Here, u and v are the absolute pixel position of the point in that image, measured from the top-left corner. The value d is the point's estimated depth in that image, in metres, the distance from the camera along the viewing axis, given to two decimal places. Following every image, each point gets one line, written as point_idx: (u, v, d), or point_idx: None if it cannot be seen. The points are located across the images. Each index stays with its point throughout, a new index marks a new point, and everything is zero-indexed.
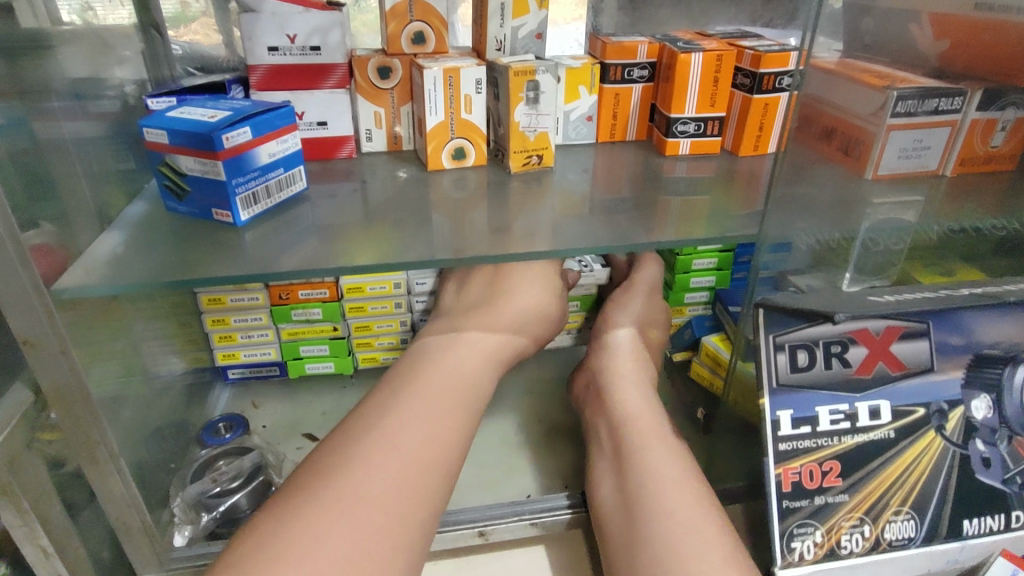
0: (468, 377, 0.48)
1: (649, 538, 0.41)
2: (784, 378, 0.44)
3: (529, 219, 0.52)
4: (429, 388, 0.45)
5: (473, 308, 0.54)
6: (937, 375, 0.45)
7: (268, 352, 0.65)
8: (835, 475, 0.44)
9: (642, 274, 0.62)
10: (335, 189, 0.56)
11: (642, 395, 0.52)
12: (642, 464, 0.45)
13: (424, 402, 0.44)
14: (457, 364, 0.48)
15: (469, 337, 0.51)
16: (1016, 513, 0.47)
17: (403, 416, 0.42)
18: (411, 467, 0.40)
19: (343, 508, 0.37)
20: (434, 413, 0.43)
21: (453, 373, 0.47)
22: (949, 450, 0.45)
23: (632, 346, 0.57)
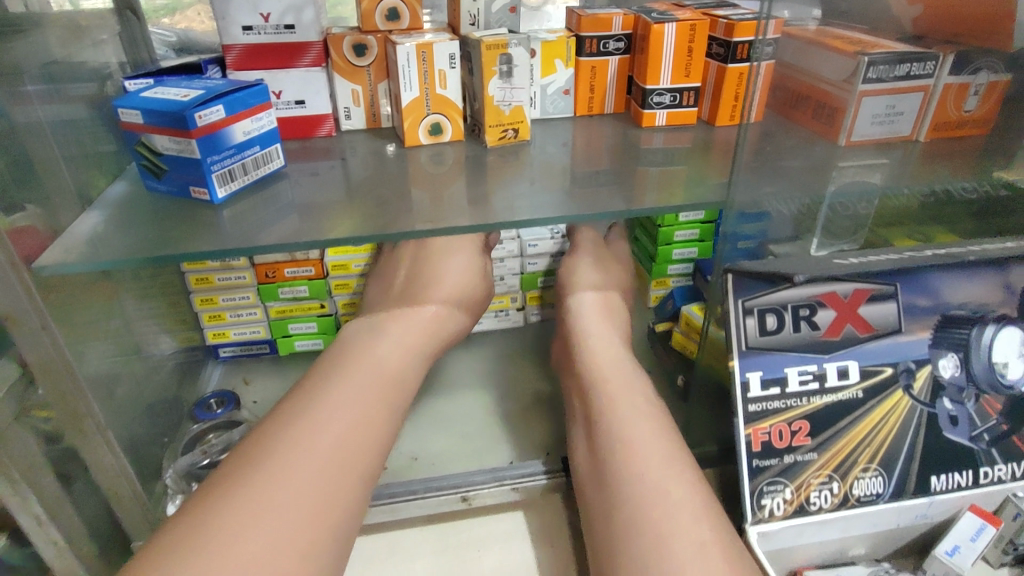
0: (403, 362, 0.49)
1: (625, 500, 0.42)
2: (754, 341, 0.44)
3: (505, 190, 0.53)
4: (360, 375, 0.46)
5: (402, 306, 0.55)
6: (904, 337, 0.46)
7: (257, 331, 0.67)
8: (804, 434, 0.45)
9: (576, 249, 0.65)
10: (316, 166, 0.57)
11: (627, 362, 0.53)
12: (618, 429, 0.46)
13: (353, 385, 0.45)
14: (387, 349, 0.49)
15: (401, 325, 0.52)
16: (984, 469, 0.47)
17: (334, 400, 0.43)
18: (338, 450, 0.41)
19: (275, 491, 0.37)
20: (365, 395, 0.44)
21: (383, 358, 0.48)
22: (916, 408, 0.46)
23: (600, 318, 0.57)
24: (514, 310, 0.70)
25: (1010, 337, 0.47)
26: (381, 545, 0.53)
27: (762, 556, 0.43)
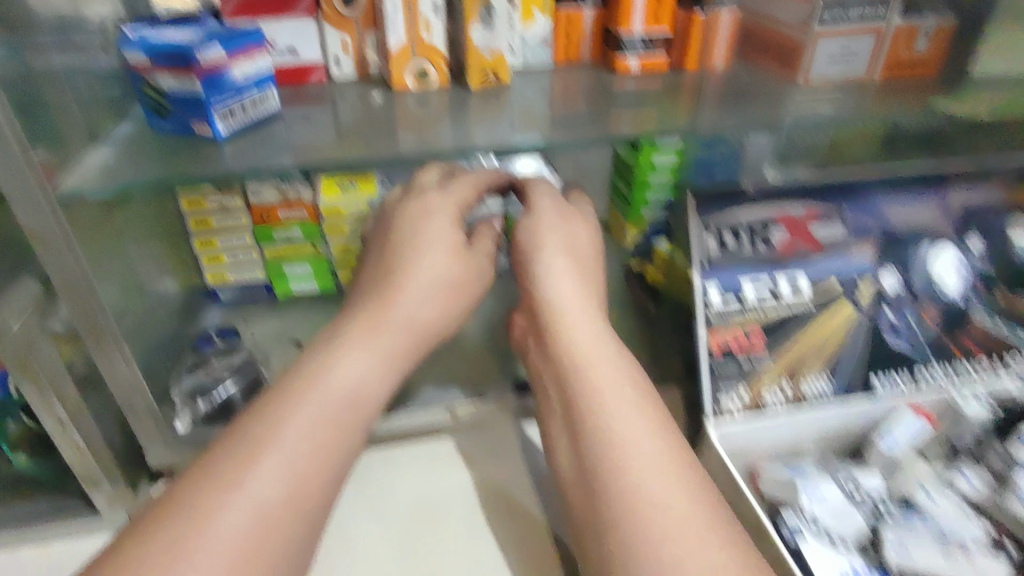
0: (383, 358, 0.44)
1: (610, 499, 0.38)
2: (714, 257, 0.49)
3: (487, 129, 0.58)
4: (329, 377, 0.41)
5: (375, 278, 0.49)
6: (852, 254, 0.50)
7: (254, 272, 0.72)
8: (760, 341, 0.50)
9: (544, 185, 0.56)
10: (310, 111, 0.60)
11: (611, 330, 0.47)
12: (602, 424, 0.41)
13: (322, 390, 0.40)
14: (357, 336, 0.44)
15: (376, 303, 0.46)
16: (921, 373, 0.52)
17: (302, 406, 0.39)
18: (287, 472, 0.36)
19: (211, 514, 0.33)
20: (334, 399, 0.40)
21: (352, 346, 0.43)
22: (861, 318, 0.51)
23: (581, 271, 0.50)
24: None
25: (947, 254, 0.52)
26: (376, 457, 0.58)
27: (721, 450, 0.48)
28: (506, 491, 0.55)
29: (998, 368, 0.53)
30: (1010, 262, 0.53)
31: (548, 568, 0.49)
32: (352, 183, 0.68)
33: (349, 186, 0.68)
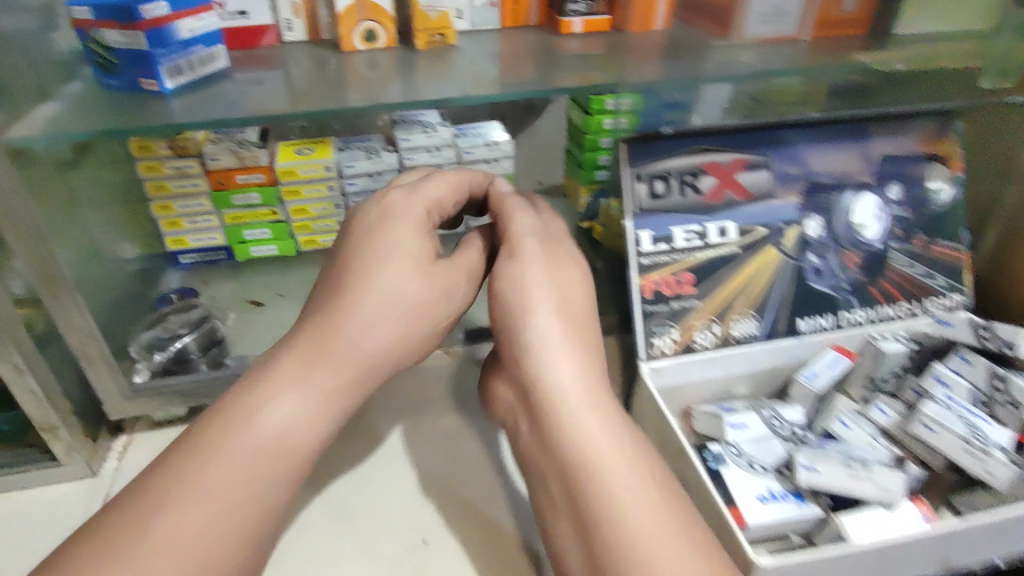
0: (326, 393, 0.41)
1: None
2: (645, 204, 0.51)
3: (435, 88, 0.59)
4: (263, 421, 0.38)
5: (324, 292, 0.46)
6: (777, 200, 0.53)
7: (214, 237, 0.73)
8: (690, 284, 0.52)
9: (511, 202, 0.53)
10: (262, 77, 0.61)
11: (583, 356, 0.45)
12: (613, 496, 0.38)
13: (248, 436, 0.37)
14: (297, 366, 0.41)
15: (322, 324, 0.43)
16: (843, 314, 0.55)
17: (220, 460, 0.36)
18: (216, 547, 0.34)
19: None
20: (271, 444, 0.38)
21: (290, 378, 0.40)
22: (786, 262, 0.53)
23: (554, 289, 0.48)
24: None
25: (868, 201, 0.55)
26: None
27: (651, 386, 0.51)
28: (455, 435, 0.58)
29: (914, 308, 0.56)
30: (925, 207, 0.56)
31: (491, 500, 0.52)
32: (308, 148, 0.71)
33: (306, 151, 0.71)
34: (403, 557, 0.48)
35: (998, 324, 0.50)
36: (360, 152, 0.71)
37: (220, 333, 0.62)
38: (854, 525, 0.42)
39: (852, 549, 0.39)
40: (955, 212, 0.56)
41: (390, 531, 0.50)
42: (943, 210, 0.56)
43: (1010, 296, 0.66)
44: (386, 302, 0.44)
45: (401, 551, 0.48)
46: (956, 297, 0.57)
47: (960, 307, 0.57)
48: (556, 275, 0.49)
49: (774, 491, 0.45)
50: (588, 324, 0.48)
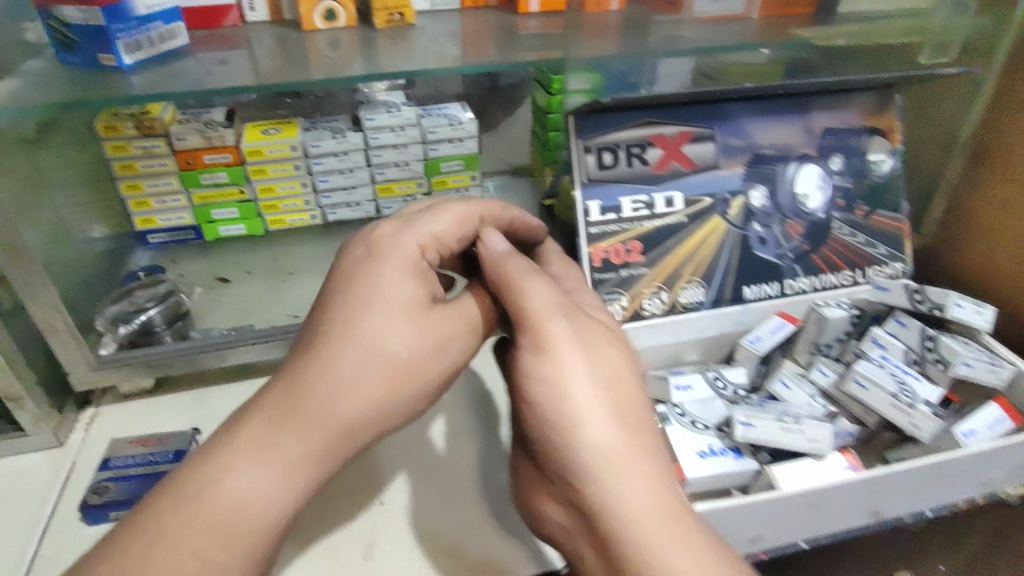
0: (289, 464, 0.35)
1: None
2: (593, 175, 0.53)
3: (398, 66, 0.60)
4: (220, 499, 0.33)
5: (298, 340, 0.39)
6: (722, 171, 0.55)
7: (182, 217, 0.74)
8: (637, 252, 0.54)
9: (516, 262, 0.42)
10: (227, 56, 0.62)
11: (608, 417, 0.35)
12: None
13: (199, 517, 0.32)
14: (257, 435, 0.35)
15: (292, 380, 0.36)
16: (788, 282, 0.57)
17: (159, 548, 0.32)
18: None
19: None
20: (224, 521, 0.33)
21: (250, 442, 0.35)
22: (731, 231, 0.55)
23: (582, 350, 0.37)
24: (421, 195, 0.80)
25: (810, 172, 0.57)
26: None
27: None
28: None
29: (856, 277, 0.59)
30: (866, 179, 0.58)
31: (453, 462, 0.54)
32: (275, 129, 0.72)
33: (272, 131, 0.72)
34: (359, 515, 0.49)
35: (930, 288, 0.53)
36: (326, 132, 0.72)
37: (185, 308, 0.64)
38: (783, 473, 0.44)
39: (779, 496, 0.42)
40: (896, 184, 0.59)
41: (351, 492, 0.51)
42: (883, 181, 0.59)
43: (950, 264, 0.70)
44: (364, 359, 0.37)
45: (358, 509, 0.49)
46: (897, 266, 0.59)
47: (900, 275, 0.59)
48: (587, 347, 0.38)
49: (713, 447, 0.47)
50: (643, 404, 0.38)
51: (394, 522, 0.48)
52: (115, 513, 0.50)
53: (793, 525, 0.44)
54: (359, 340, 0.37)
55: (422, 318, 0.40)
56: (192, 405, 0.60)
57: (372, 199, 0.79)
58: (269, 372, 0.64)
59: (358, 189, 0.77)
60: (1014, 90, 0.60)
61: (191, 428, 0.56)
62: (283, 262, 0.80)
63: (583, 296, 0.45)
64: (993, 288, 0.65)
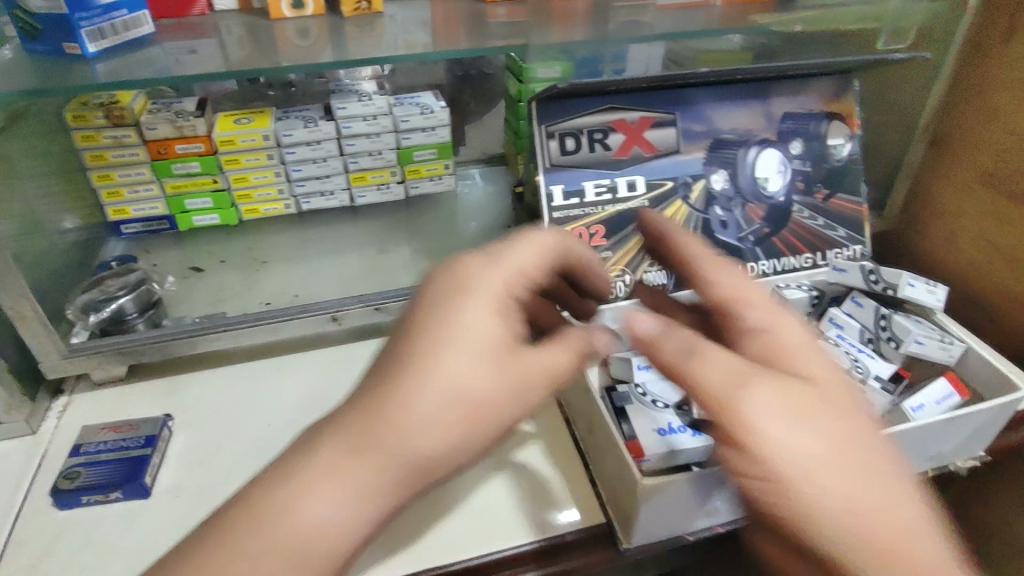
0: (366, 492, 0.32)
1: None
2: (556, 160, 0.54)
3: (368, 53, 0.61)
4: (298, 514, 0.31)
5: (381, 359, 0.35)
6: (683, 156, 0.56)
7: (155, 207, 0.74)
8: (601, 236, 0.55)
9: (679, 338, 0.34)
10: (196, 45, 0.62)
11: (823, 484, 0.31)
12: None
13: (271, 536, 0.30)
14: (335, 459, 0.32)
15: (369, 405, 0.33)
16: (750, 265, 0.59)
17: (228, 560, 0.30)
18: None
19: None
20: (296, 543, 0.30)
21: (327, 464, 0.32)
22: (693, 214, 0.57)
23: (788, 410, 0.32)
24: (395, 184, 0.81)
25: (770, 156, 0.58)
26: (268, 365, 0.63)
27: None
28: None
29: (816, 259, 0.60)
30: (825, 163, 0.59)
31: None
32: (247, 119, 0.73)
33: (244, 121, 0.72)
34: None
35: (883, 268, 0.54)
36: (298, 122, 0.73)
37: (157, 295, 0.64)
38: None
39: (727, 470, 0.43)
40: (855, 168, 0.60)
41: None
42: (842, 166, 0.60)
43: (908, 244, 0.72)
44: (447, 396, 0.33)
45: None
46: (857, 249, 0.61)
47: (860, 257, 0.61)
48: (804, 409, 0.32)
49: (671, 424, 0.48)
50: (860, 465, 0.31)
51: None
52: (87, 498, 0.50)
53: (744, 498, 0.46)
54: (440, 373, 0.33)
55: (514, 366, 0.35)
56: (165, 391, 0.60)
57: (346, 188, 0.79)
58: (242, 360, 0.64)
59: (331, 178, 0.77)
60: (967, 76, 0.62)
61: (163, 414, 0.57)
62: (257, 251, 0.81)
63: (753, 313, 0.38)
64: (943, 267, 0.67)
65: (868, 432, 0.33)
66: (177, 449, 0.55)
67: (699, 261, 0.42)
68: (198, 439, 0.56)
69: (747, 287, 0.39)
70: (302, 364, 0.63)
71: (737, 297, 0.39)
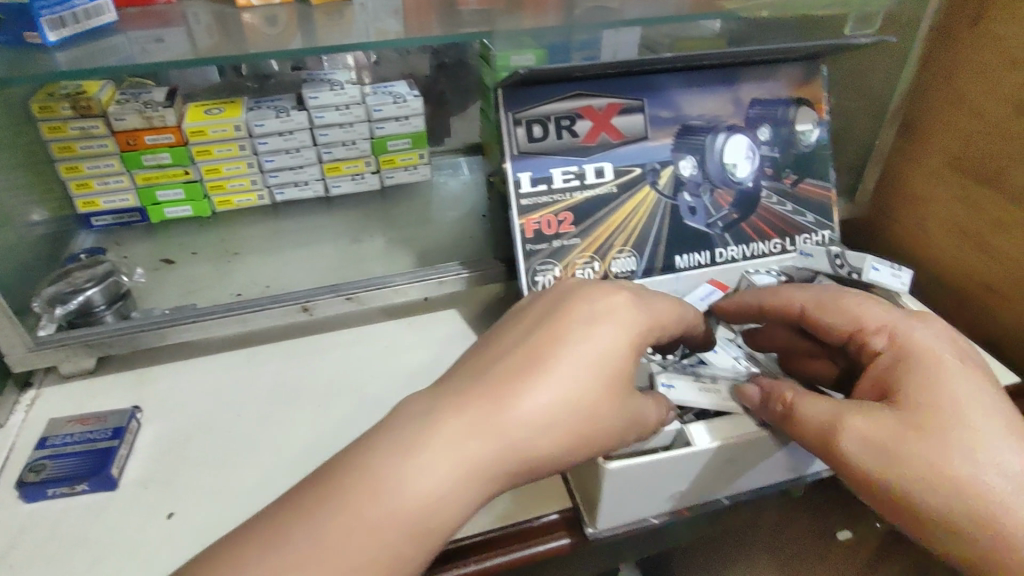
0: (479, 460, 0.33)
1: None
2: (523, 147, 0.53)
3: (340, 40, 0.60)
4: (390, 485, 0.32)
5: (502, 356, 0.37)
6: (651, 143, 0.56)
7: (126, 198, 0.74)
8: (569, 223, 0.55)
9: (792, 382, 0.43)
10: (163, 35, 0.61)
11: (945, 478, 0.35)
12: None
13: (395, 472, 0.32)
14: (462, 422, 0.34)
15: (496, 384, 0.35)
16: (718, 251, 0.59)
17: (361, 480, 0.32)
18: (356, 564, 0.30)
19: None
20: (398, 516, 0.31)
21: (455, 424, 0.34)
22: (661, 201, 0.57)
23: (901, 427, 0.36)
24: (370, 174, 0.81)
25: (738, 142, 0.58)
26: (239, 356, 0.63)
27: None
28: (358, 374, 0.61)
29: (785, 245, 0.60)
30: (793, 149, 0.60)
31: None
32: (218, 109, 0.72)
33: (215, 111, 0.72)
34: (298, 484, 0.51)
35: (848, 253, 0.54)
36: (270, 112, 0.72)
37: (127, 288, 0.64)
38: (700, 432, 0.45)
39: (695, 448, 0.44)
40: (822, 154, 0.61)
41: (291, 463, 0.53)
42: (810, 151, 0.60)
43: (881, 227, 0.72)
44: (567, 400, 0.36)
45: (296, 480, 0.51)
46: (825, 234, 0.61)
47: (828, 243, 0.61)
48: (917, 420, 0.36)
49: None
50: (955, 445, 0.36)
51: None
52: (54, 490, 0.50)
53: (708, 478, 0.47)
54: (565, 374, 0.36)
55: (624, 391, 0.38)
56: (136, 383, 0.60)
57: (320, 178, 0.79)
58: (213, 351, 0.64)
59: (305, 168, 0.77)
60: (939, 56, 0.61)
61: (133, 406, 0.57)
62: (229, 243, 0.77)
63: (876, 340, 0.42)
64: (914, 249, 0.68)
65: (995, 424, 0.36)
66: (147, 440, 0.55)
67: (818, 296, 0.46)
68: (167, 430, 0.56)
69: (860, 311, 0.43)
70: (276, 355, 0.63)
71: (854, 327, 0.43)
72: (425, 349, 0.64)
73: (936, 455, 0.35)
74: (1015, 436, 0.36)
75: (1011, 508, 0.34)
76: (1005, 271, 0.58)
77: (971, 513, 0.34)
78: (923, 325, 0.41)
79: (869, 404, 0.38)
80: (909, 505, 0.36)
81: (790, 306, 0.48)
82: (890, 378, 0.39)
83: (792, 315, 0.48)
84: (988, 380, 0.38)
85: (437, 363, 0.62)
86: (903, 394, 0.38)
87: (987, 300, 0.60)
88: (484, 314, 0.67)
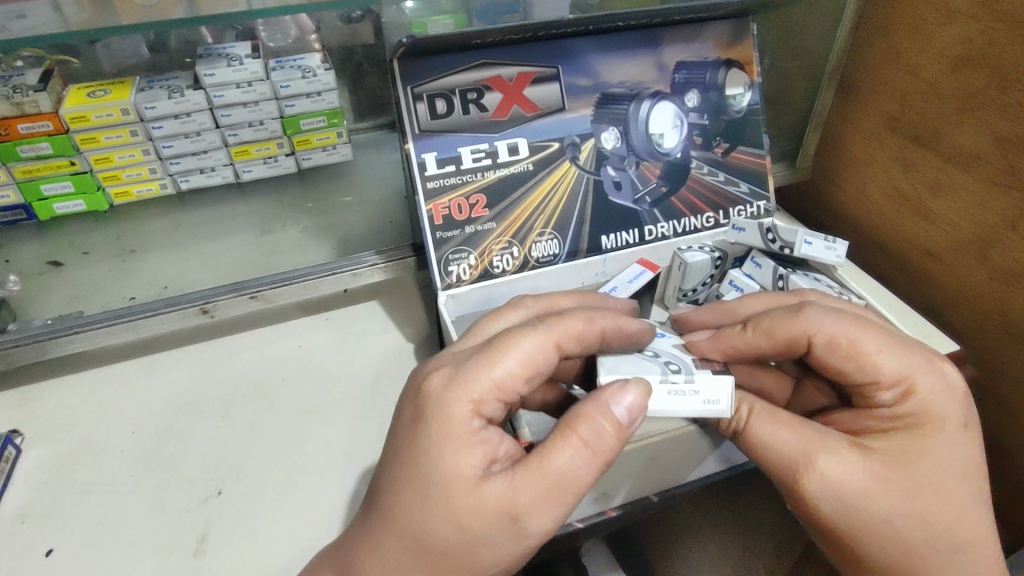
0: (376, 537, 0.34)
1: None
2: (426, 125, 0.48)
3: (227, 6, 0.52)
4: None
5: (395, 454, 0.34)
6: (568, 114, 0.52)
7: (6, 196, 0.66)
8: (482, 206, 0.50)
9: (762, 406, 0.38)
10: (26, 9, 0.53)
11: (906, 511, 0.35)
12: None
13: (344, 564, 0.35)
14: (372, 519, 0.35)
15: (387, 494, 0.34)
16: (648, 228, 0.55)
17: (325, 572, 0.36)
18: None
19: None
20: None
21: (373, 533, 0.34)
22: (583, 177, 0.53)
23: (873, 479, 0.35)
24: (283, 156, 0.74)
25: (664, 110, 0.54)
26: (137, 366, 0.58)
27: (446, 313, 0.50)
28: (263, 372, 0.57)
29: (717, 218, 0.57)
30: (723, 115, 0.56)
31: (299, 440, 0.51)
32: (103, 91, 0.64)
33: (100, 94, 0.63)
34: (192, 507, 0.47)
35: (779, 227, 0.51)
36: (161, 92, 0.64)
37: None
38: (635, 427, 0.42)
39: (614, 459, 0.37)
40: (755, 119, 0.57)
41: (186, 483, 0.48)
42: (742, 117, 0.56)
43: (825, 193, 0.69)
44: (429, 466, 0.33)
45: (190, 501, 0.47)
46: (760, 205, 0.58)
47: (762, 213, 0.58)
48: (893, 460, 0.35)
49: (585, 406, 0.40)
50: (926, 482, 0.35)
51: (230, 511, 0.47)
52: None
53: (634, 476, 0.44)
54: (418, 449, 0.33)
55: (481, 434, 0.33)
56: (19, 404, 0.54)
57: (228, 163, 0.72)
58: (108, 361, 0.58)
59: (209, 154, 0.70)
60: (872, 15, 0.58)
61: (8, 431, 0.51)
62: (128, 241, 0.72)
63: (886, 393, 0.37)
64: (858, 216, 0.65)
65: (961, 490, 0.35)
66: (28, 468, 0.50)
67: (835, 334, 0.37)
68: (51, 453, 0.51)
69: (879, 358, 0.37)
70: (173, 362, 0.58)
71: (867, 377, 0.37)
72: (342, 347, 0.59)
73: (899, 501, 0.35)
74: (973, 482, 0.36)
75: (950, 534, 0.35)
76: (946, 236, 0.54)
77: (922, 540, 0.35)
78: (938, 374, 0.37)
79: (841, 444, 0.36)
80: (855, 538, 0.36)
81: (796, 339, 0.39)
82: (877, 428, 0.37)
83: (795, 348, 0.39)
84: (975, 441, 0.37)
85: (352, 362, 0.58)
86: (887, 452, 0.36)
87: (927, 268, 0.57)
88: (404, 305, 0.63)
